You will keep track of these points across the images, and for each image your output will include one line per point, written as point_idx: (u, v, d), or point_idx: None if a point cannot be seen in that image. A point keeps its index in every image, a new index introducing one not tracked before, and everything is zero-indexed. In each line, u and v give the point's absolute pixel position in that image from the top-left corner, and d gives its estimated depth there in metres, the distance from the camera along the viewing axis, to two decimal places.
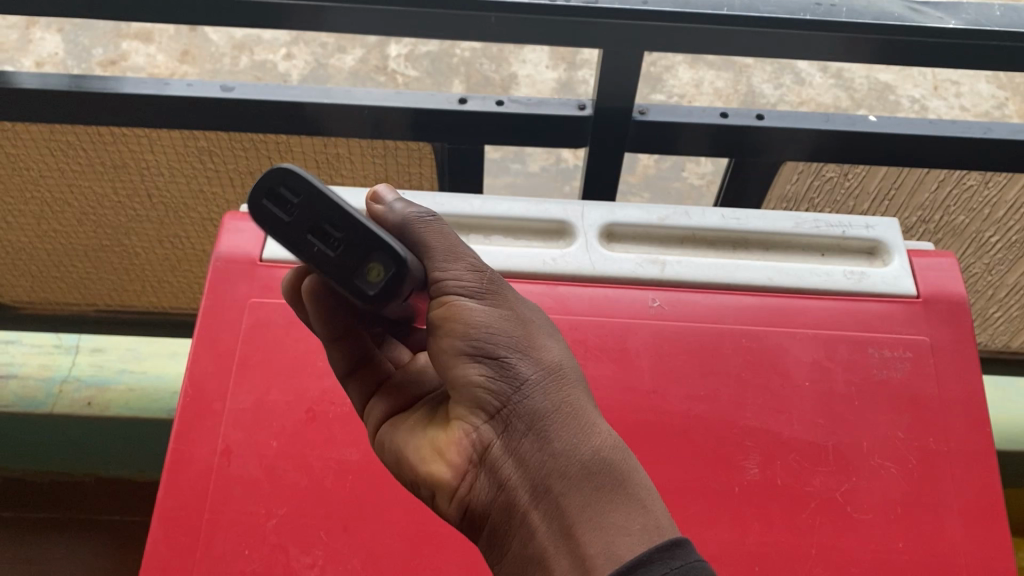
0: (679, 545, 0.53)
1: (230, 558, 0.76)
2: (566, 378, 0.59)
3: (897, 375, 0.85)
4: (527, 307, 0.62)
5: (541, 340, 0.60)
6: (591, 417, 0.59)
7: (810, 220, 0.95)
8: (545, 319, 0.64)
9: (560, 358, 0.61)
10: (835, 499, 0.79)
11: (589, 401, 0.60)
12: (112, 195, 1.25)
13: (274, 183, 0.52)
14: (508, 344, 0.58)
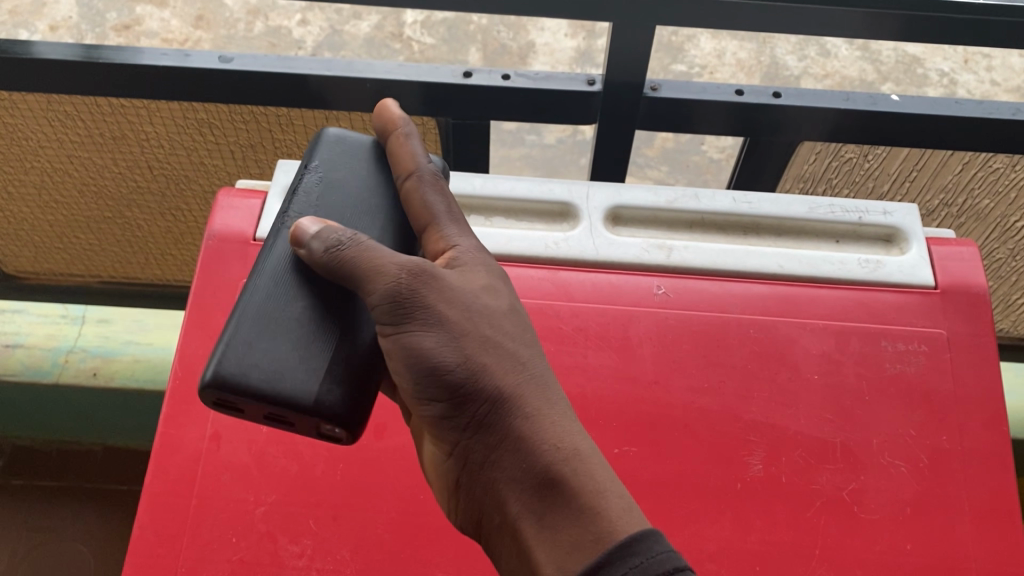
0: (649, 544, 0.54)
1: (216, 546, 0.75)
2: (511, 400, 0.60)
3: (911, 370, 0.82)
4: (473, 319, 0.62)
5: (485, 358, 0.61)
6: (545, 432, 0.60)
7: (824, 205, 0.91)
8: (495, 322, 0.63)
9: (509, 372, 0.61)
10: (842, 498, 0.76)
11: (542, 414, 0.60)
12: (112, 166, 1.22)
13: (218, 396, 0.62)
14: (449, 381, 0.60)
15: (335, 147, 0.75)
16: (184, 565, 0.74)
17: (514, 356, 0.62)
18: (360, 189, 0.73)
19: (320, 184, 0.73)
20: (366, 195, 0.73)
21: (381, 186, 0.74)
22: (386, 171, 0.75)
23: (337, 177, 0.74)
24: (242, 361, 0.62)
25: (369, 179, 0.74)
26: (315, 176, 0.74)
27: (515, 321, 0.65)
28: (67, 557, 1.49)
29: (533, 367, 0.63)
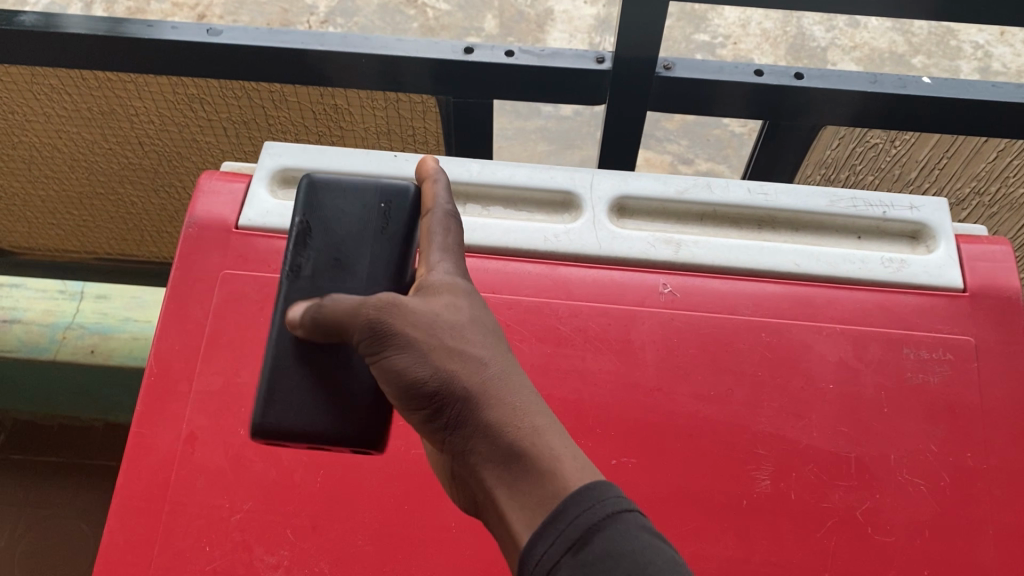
0: (613, 502, 0.47)
1: (188, 555, 0.71)
2: (470, 395, 0.53)
3: (936, 380, 0.76)
4: (426, 317, 0.55)
5: (442, 356, 0.54)
6: (507, 416, 0.52)
7: (846, 198, 0.85)
8: (458, 325, 0.56)
9: (469, 367, 0.54)
10: (854, 518, 0.71)
11: (503, 399, 0.53)
12: (102, 142, 1.18)
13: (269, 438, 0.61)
14: (412, 392, 0.54)
15: (332, 188, 0.66)
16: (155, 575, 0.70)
17: (474, 348, 0.55)
18: (359, 234, 0.64)
19: (316, 233, 0.64)
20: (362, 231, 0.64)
21: (382, 229, 0.64)
22: (391, 212, 0.65)
23: (334, 222, 0.64)
24: (283, 407, 0.60)
25: (371, 222, 0.65)
26: (311, 219, 0.65)
27: (484, 319, 0.57)
28: (68, 535, 1.46)
29: (502, 359, 0.55)
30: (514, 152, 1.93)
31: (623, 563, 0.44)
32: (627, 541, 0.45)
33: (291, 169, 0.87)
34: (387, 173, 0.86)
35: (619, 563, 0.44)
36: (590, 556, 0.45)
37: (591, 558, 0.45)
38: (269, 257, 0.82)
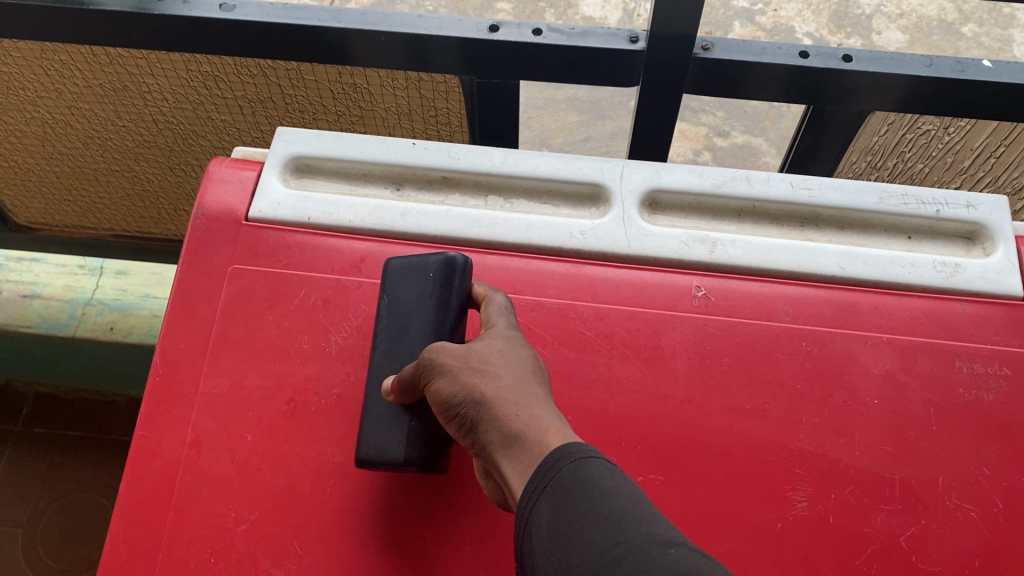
0: (581, 448, 0.49)
1: (191, 567, 0.66)
2: (484, 400, 0.55)
3: (990, 398, 0.71)
4: (459, 349, 0.58)
5: (464, 371, 0.57)
6: (516, 412, 0.54)
7: (896, 194, 0.79)
8: (489, 350, 0.58)
9: (487, 377, 0.56)
10: (900, 545, 0.65)
11: (513, 398, 0.54)
12: (116, 118, 1.14)
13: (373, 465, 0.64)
14: (444, 410, 0.57)
15: (394, 270, 0.71)
16: None
17: (495, 363, 0.57)
18: (420, 305, 0.68)
19: (387, 315, 0.70)
20: (425, 303, 0.68)
21: (435, 300, 0.68)
22: (437, 282, 0.68)
23: (402, 303, 0.69)
24: (388, 446, 0.64)
25: (424, 296, 0.68)
26: (389, 297, 0.70)
27: (519, 352, 0.60)
28: (92, 509, 1.43)
29: (527, 378, 0.57)
30: (543, 123, 1.87)
31: (584, 495, 0.46)
32: (589, 475, 0.47)
33: (304, 157, 0.83)
34: (404, 162, 0.81)
35: (581, 494, 0.46)
36: (559, 496, 0.47)
37: (559, 496, 0.47)
38: (280, 251, 0.78)
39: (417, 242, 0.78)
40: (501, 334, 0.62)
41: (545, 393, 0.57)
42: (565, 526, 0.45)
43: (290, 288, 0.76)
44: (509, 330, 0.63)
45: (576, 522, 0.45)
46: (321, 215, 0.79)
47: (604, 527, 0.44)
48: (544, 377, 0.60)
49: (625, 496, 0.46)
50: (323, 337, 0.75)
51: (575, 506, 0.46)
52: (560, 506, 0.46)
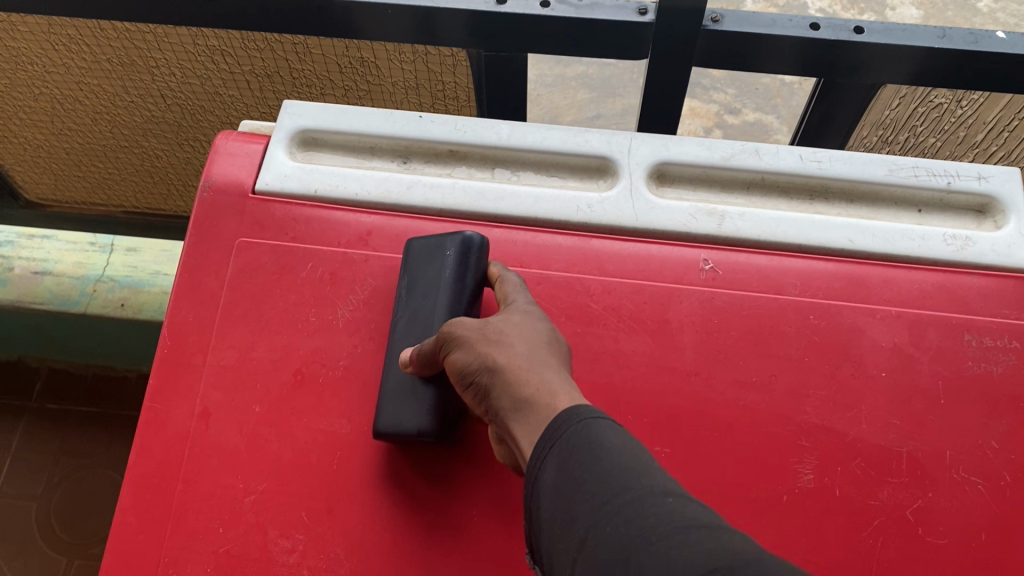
0: (587, 410, 0.51)
1: (200, 537, 0.67)
2: (497, 368, 0.57)
3: (999, 371, 0.70)
4: (477, 322, 0.61)
5: (480, 341, 0.59)
6: (526, 378, 0.56)
7: (907, 167, 0.78)
8: (506, 324, 0.60)
9: (501, 348, 0.58)
10: (906, 518, 0.65)
11: (524, 366, 0.56)
12: (125, 94, 1.14)
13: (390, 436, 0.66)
14: (460, 379, 0.59)
15: (415, 250, 0.73)
16: (165, 557, 0.66)
17: (510, 335, 0.59)
18: (437, 280, 0.70)
19: (407, 292, 0.72)
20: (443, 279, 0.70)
21: (451, 275, 0.70)
22: (454, 258, 0.70)
23: (421, 280, 0.71)
24: (405, 416, 0.66)
25: (440, 273, 0.70)
26: (410, 276, 0.72)
27: (537, 326, 0.62)
28: (102, 488, 1.44)
29: (542, 349, 0.59)
30: (553, 100, 1.85)
31: (588, 452, 0.48)
32: (593, 434, 0.49)
33: (310, 130, 0.82)
34: (411, 135, 0.81)
35: (584, 452, 0.48)
36: (564, 454, 0.49)
37: (565, 454, 0.49)
38: (287, 224, 0.78)
39: (424, 215, 0.78)
40: (520, 310, 0.64)
41: (559, 364, 0.59)
42: (569, 483, 0.47)
43: (297, 262, 0.76)
44: (529, 306, 0.65)
45: (579, 478, 0.47)
46: (327, 188, 0.79)
47: (605, 480, 0.46)
48: (561, 350, 0.61)
49: (627, 451, 0.48)
50: (330, 310, 0.75)
51: (579, 463, 0.48)
52: (566, 465, 0.48)
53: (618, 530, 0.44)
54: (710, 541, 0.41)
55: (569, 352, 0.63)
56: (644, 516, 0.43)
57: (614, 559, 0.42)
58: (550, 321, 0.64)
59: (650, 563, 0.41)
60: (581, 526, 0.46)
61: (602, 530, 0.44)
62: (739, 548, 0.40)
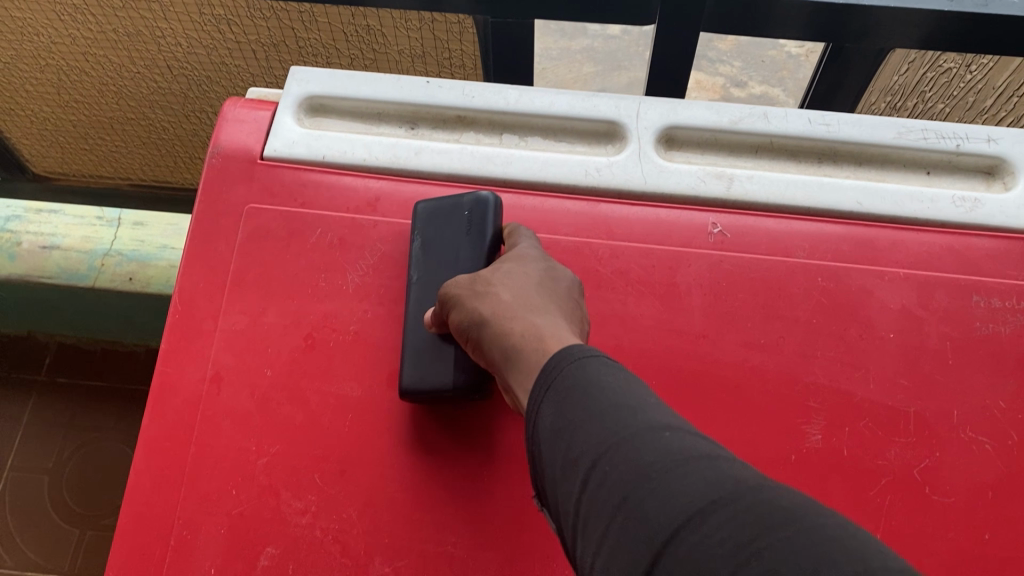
0: (574, 347, 0.54)
1: (213, 499, 0.68)
2: (484, 319, 0.62)
3: (1008, 332, 0.70)
4: (472, 282, 0.66)
5: (470, 297, 0.64)
6: (509, 323, 0.61)
7: (915, 129, 0.78)
8: (500, 279, 0.65)
9: (488, 299, 0.64)
10: (913, 476, 0.66)
11: (506, 312, 0.62)
12: (130, 65, 1.13)
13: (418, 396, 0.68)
14: (462, 334, 0.64)
15: (426, 211, 0.74)
16: (179, 519, 0.67)
17: (501, 289, 0.64)
18: (457, 242, 0.73)
19: (423, 253, 0.73)
20: (461, 240, 0.73)
21: (470, 235, 0.72)
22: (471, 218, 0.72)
23: (437, 241, 0.73)
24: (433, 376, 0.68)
25: (458, 235, 0.73)
26: (426, 237, 0.74)
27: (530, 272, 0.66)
28: (113, 462, 1.46)
29: (532, 293, 0.64)
30: (558, 74, 1.84)
31: (582, 392, 0.51)
32: (588, 376, 0.52)
33: (318, 97, 0.82)
34: (418, 100, 0.81)
35: (580, 392, 0.51)
36: (560, 397, 0.52)
37: (561, 398, 0.51)
38: (296, 190, 0.78)
39: (432, 180, 0.78)
40: (516, 258, 0.68)
41: (550, 303, 0.63)
42: (568, 425, 0.50)
43: (306, 227, 0.77)
44: (528, 252, 0.69)
45: (576, 418, 0.49)
46: (335, 154, 0.79)
47: (603, 420, 0.49)
48: (557, 289, 0.65)
49: (622, 390, 0.50)
50: (340, 275, 0.75)
51: (576, 406, 0.50)
52: (562, 405, 0.51)
53: (619, 467, 0.46)
54: (710, 472, 0.43)
55: (571, 289, 0.66)
56: (645, 452, 0.46)
57: (616, 494, 0.45)
58: (550, 263, 0.68)
59: (653, 496, 0.43)
60: (582, 465, 0.48)
61: (603, 468, 0.47)
62: (739, 477, 0.42)
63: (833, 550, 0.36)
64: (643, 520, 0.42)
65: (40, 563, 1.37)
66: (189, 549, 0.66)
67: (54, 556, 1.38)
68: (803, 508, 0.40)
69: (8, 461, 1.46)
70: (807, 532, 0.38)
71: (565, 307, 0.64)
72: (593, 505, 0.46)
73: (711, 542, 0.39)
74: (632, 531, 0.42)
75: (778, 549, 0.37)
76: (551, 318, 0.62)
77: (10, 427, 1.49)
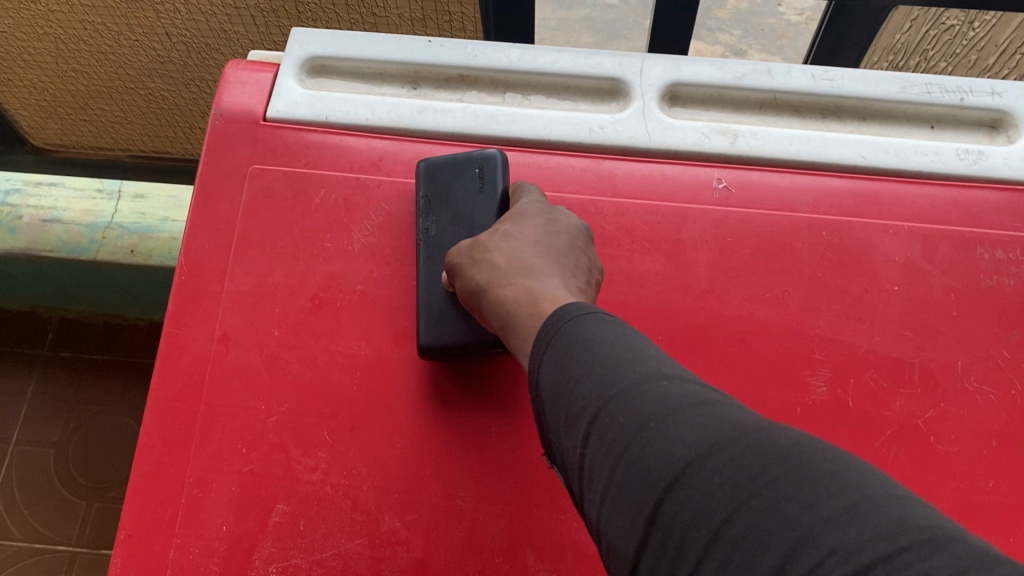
0: (571, 306, 0.54)
1: (224, 457, 0.68)
2: (480, 288, 0.64)
3: (1011, 283, 0.71)
4: (473, 250, 0.67)
5: (470, 266, 0.66)
6: (504, 289, 0.62)
7: (919, 83, 0.77)
8: (498, 244, 0.66)
9: (483, 266, 0.65)
10: (917, 426, 0.66)
11: (500, 279, 0.62)
12: (128, 33, 1.13)
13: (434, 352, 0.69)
14: (469, 303, 0.66)
15: (432, 168, 0.74)
16: (190, 477, 0.68)
17: (497, 254, 0.65)
18: (468, 198, 0.74)
19: (429, 209, 0.74)
20: (471, 198, 0.74)
21: (480, 192, 0.74)
22: (479, 174, 0.73)
23: (445, 197, 0.74)
24: (448, 332, 0.70)
25: (469, 191, 0.74)
26: (433, 193, 0.74)
27: (527, 231, 0.67)
28: (118, 435, 1.47)
29: (527, 255, 0.64)
30: None
31: (580, 348, 0.50)
32: (584, 330, 0.51)
33: (320, 58, 0.82)
34: (421, 60, 0.81)
35: (579, 348, 0.50)
36: (560, 355, 0.51)
37: (559, 354, 0.51)
38: (299, 151, 0.78)
39: (436, 139, 0.78)
40: (515, 216, 0.68)
41: (546, 262, 0.64)
42: (566, 380, 0.49)
43: (311, 188, 0.77)
44: (527, 209, 0.69)
45: (575, 374, 0.49)
46: (338, 114, 0.79)
47: (601, 374, 0.48)
48: (555, 243, 0.65)
49: (617, 340, 0.50)
50: (346, 235, 0.75)
51: (574, 361, 0.50)
52: (561, 361, 0.50)
53: (618, 420, 0.46)
54: (708, 418, 0.43)
55: (572, 238, 0.67)
56: (642, 403, 0.45)
57: (616, 446, 0.45)
58: (547, 217, 0.68)
59: (652, 445, 0.43)
60: (583, 420, 0.48)
61: (603, 420, 0.46)
62: (736, 420, 0.43)
63: (829, 485, 0.37)
64: (644, 470, 0.42)
65: (47, 535, 1.38)
66: (201, 506, 0.67)
67: (61, 528, 1.39)
68: (799, 444, 0.40)
69: (14, 434, 1.46)
70: (804, 468, 0.38)
71: (566, 261, 0.64)
72: (596, 458, 0.46)
73: (711, 488, 0.39)
74: (634, 481, 0.42)
75: (777, 489, 0.38)
76: (547, 280, 0.62)
77: (14, 401, 1.49)
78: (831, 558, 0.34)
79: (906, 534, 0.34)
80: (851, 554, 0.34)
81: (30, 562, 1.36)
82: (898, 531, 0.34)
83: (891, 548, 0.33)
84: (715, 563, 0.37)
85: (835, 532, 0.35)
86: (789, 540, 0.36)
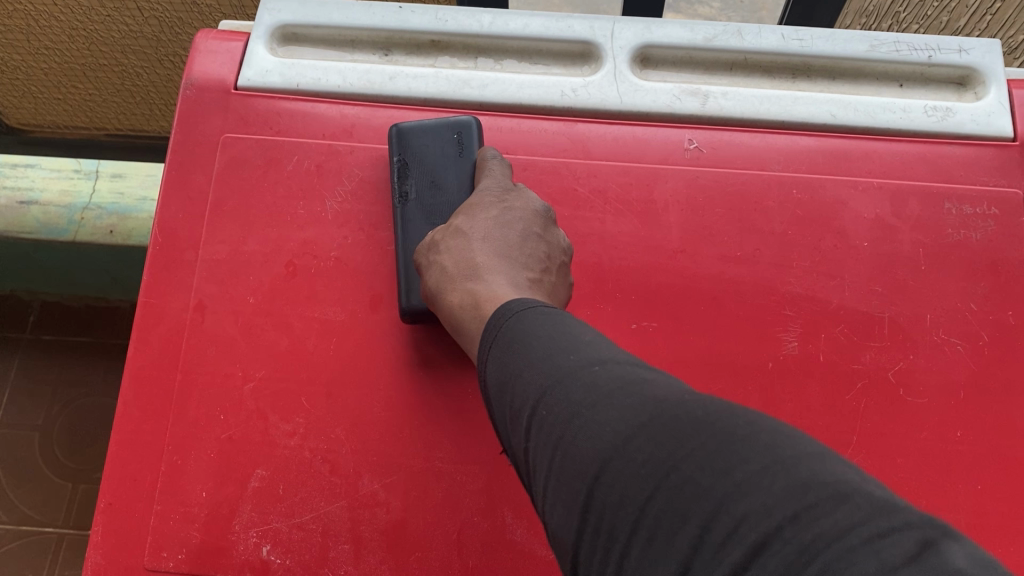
0: (513, 302, 0.55)
1: (202, 424, 0.69)
2: (432, 290, 0.66)
3: (979, 237, 0.72)
4: (429, 247, 0.69)
5: (424, 265, 0.68)
6: (451, 292, 0.64)
7: (888, 41, 0.78)
8: (450, 242, 0.68)
9: (434, 268, 0.67)
10: (888, 379, 0.67)
11: (448, 282, 0.65)
12: (98, 8, 1.12)
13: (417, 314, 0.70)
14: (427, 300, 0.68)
15: (410, 131, 0.74)
16: (170, 445, 0.68)
17: (446, 255, 0.67)
18: (445, 162, 0.75)
19: (406, 171, 0.74)
20: (447, 161, 0.75)
21: (457, 157, 0.75)
22: (456, 141, 0.74)
23: (420, 160, 0.74)
24: None
25: (445, 155, 0.75)
26: (408, 156, 0.74)
27: (478, 224, 0.68)
28: (102, 416, 1.46)
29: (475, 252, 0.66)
30: None
31: (519, 343, 0.51)
32: (524, 325, 0.52)
33: (290, 26, 0.82)
34: (391, 26, 0.81)
35: (518, 344, 0.51)
36: (502, 352, 0.52)
37: (501, 352, 0.52)
38: (271, 119, 0.78)
39: (408, 105, 0.78)
40: (467, 209, 0.69)
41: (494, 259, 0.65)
42: (508, 376, 0.51)
43: (284, 155, 0.77)
44: (483, 197, 0.70)
45: (516, 369, 0.50)
46: (309, 81, 0.79)
47: (537, 366, 0.49)
48: (506, 236, 0.67)
49: (555, 330, 0.51)
50: (319, 202, 0.75)
51: (514, 357, 0.51)
52: (502, 359, 0.52)
53: (554, 409, 0.46)
54: (633, 396, 0.44)
55: (526, 226, 0.67)
56: (573, 389, 0.46)
57: (552, 435, 0.45)
58: (501, 205, 0.68)
59: (582, 430, 0.44)
60: (524, 413, 0.49)
61: (541, 411, 0.47)
62: (660, 396, 0.43)
63: (744, 450, 0.38)
64: (576, 456, 0.43)
65: (34, 517, 1.39)
66: (180, 473, 0.67)
67: (48, 510, 1.39)
68: (718, 412, 0.41)
69: None
70: (719, 436, 0.39)
71: (516, 254, 0.66)
72: (537, 449, 0.47)
73: (635, 469, 0.40)
74: (568, 468, 0.43)
75: (694, 461, 0.38)
76: (494, 278, 0.65)
77: None
78: (743, 524, 0.35)
79: (812, 491, 0.35)
80: (761, 517, 0.35)
81: (18, 544, 1.37)
82: (804, 489, 0.35)
83: (798, 506, 0.35)
84: (643, 542, 0.38)
85: (746, 497, 0.36)
86: (705, 511, 0.37)
